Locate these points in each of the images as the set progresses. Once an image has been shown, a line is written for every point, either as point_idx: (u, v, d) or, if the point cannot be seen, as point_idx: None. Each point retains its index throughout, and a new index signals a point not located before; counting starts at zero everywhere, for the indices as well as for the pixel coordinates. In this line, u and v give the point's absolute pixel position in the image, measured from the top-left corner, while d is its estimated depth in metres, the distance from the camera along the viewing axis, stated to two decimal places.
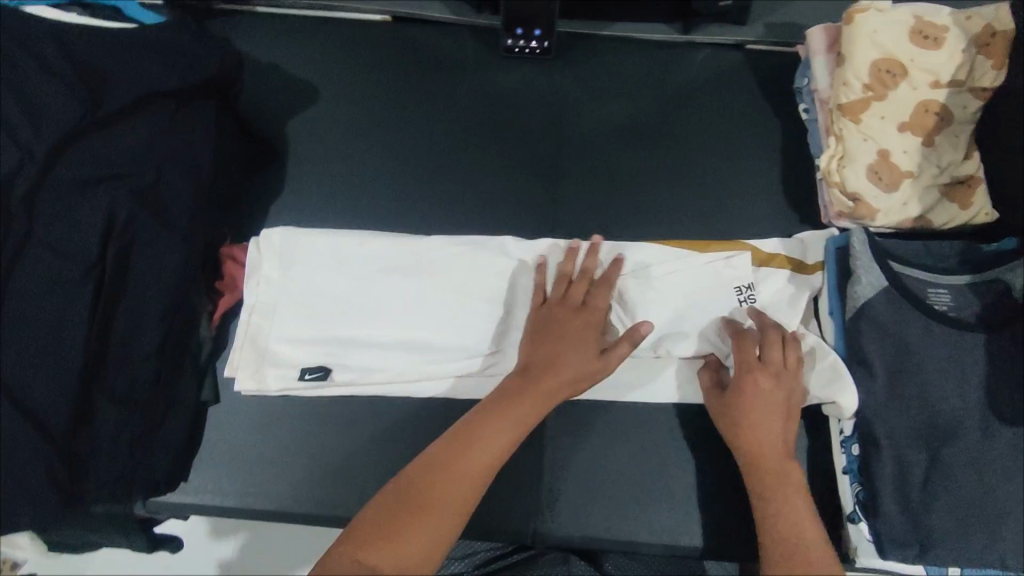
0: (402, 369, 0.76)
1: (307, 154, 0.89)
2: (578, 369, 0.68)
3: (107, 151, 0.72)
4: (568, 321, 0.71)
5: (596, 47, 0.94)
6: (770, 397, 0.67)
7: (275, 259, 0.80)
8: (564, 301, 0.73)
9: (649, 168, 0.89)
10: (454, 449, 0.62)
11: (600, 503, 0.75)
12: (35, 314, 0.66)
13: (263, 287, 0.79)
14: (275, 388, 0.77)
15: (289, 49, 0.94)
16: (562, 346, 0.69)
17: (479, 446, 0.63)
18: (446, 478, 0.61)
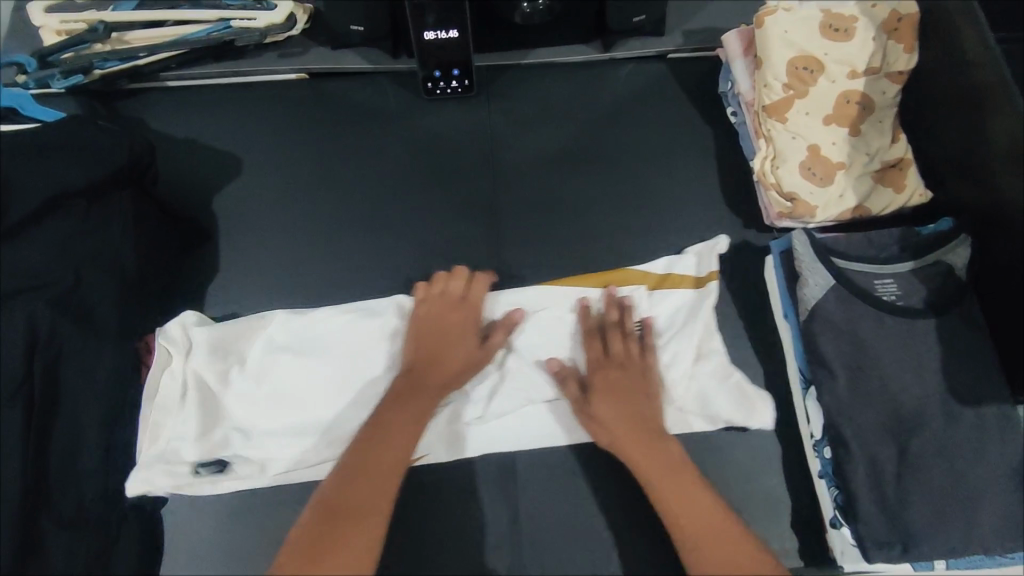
0: (327, 448, 0.74)
1: (239, 228, 0.86)
2: (463, 359, 0.73)
3: (21, 262, 0.69)
4: (447, 316, 0.75)
5: (518, 77, 0.93)
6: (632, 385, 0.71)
7: (191, 346, 0.75)
8: (447, 301, 0.77)
9: (587, 193, 0.88)
10: (359, 465, 0.64)
11: (584, 547, 0.74)
12: None
13: (169, 378, 0.74)
14: (167, 489, 0.71)
15: (206, 121, 0.91)
16: (450, 346, 0.74)
17: (382, 457, 0.65)
18: (359, 494, 0.62)
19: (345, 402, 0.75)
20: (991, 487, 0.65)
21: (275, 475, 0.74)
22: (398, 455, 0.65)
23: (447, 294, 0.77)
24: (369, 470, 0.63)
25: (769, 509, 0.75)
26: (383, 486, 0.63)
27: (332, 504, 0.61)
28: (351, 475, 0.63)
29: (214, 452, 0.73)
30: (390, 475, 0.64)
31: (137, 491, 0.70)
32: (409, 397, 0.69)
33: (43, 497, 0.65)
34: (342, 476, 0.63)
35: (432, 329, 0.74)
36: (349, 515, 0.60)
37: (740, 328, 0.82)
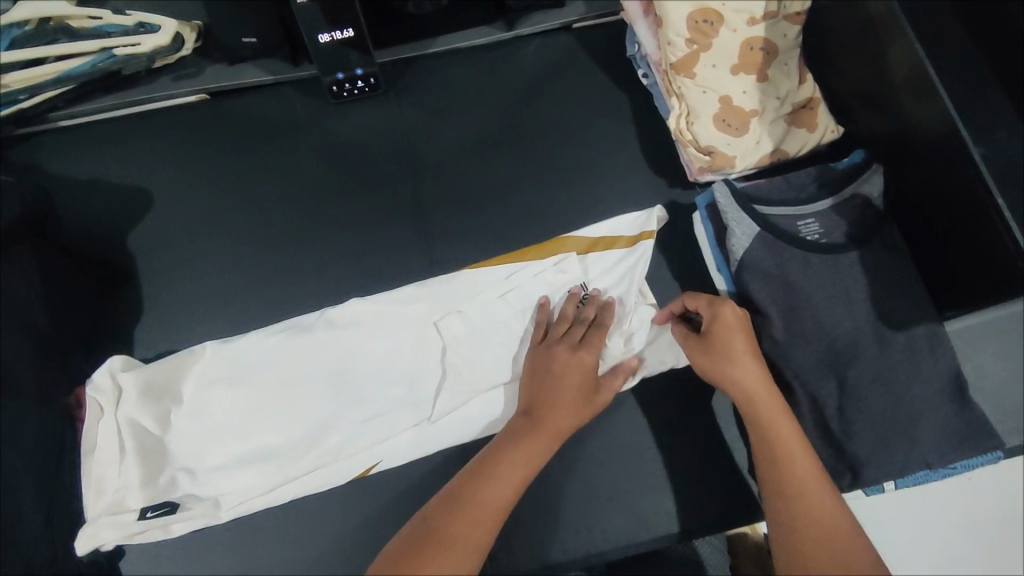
0: (288, 469, 0.73)
1: (159, 263, 0.83)
2: (573, 411, 0.67)
3: None
4: (568, 364, 0.70)
5: (426, 68, 0.91)
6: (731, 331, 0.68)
7: (132, 394, 0.72)
8: (552, 345, 0.72)
9: (511, 175, 0.87)
10: (458, 499, 0.60)
11: (554, 524, 0.75)
12: None
13: (107, 429, 0.71)
14: (117, 540, 0.69)
15: (106, 157, 0.87)
16: (558, 392, 0.68)
17: (482, 493, 0.60)
18: (455, 526, 0.58)
19: (291, 428, 0.74)
20: (927, 404, 0.67)
21: (231, 509, 0.72)
22: (505, 475, 0.62)
23: (568, 338, 0.73)
24: (469, 506, 0.59)
25: (726, 457, 0.77)
26: (481, 520, 0.59)
27: (422, 537, 0.57)
28: (420, 541, 0.57)
29: (162, 494, 0.71)
30: (493, 511, 0.60)
31: (88, 547, 0.68)
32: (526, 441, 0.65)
33: None
34: (444, 505, 0.60)
35: (557, 363, 0.70)
36: (439, 542, 0.56)
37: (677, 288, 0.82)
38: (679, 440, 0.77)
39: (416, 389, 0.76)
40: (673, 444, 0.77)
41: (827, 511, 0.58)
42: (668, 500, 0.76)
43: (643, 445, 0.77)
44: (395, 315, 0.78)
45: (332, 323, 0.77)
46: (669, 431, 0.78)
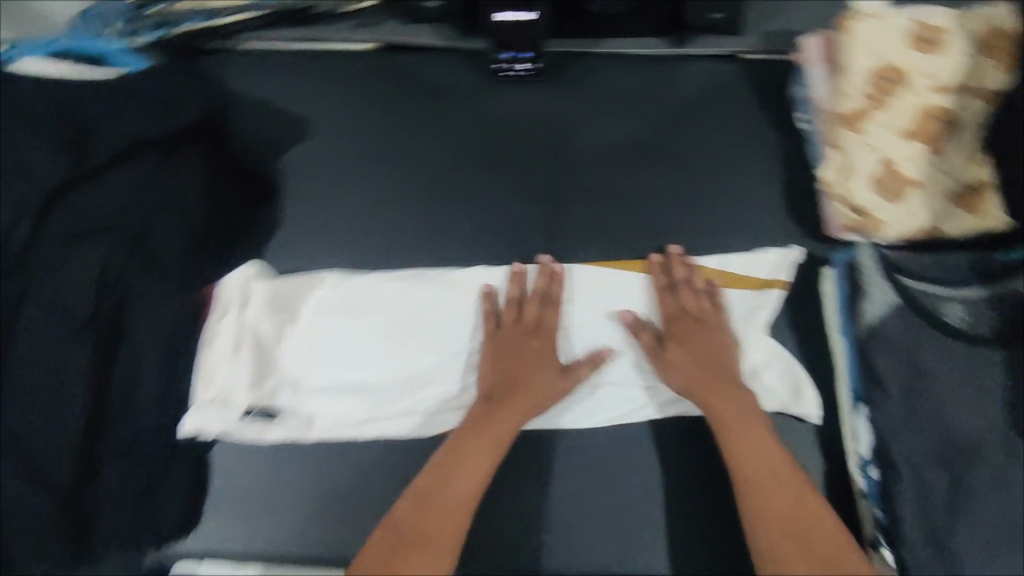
0: (375, 408, 0.75)
1: (300, 187, 0.85)
2: (539, 398, 0.74)
3: (97, 203, 0.73)
4: (526, 347, 0.77)
5: (587, 65, 0.92)
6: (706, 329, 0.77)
7: (261, 302, 0.77)
8: (513, 329, 0.77)
9: (646, 188, 0.87)
10: (436, 487, 0.69)
11: (615, 538, 0.73)
12: (39, 365, 0.69)
13: (229, 326, 0.76)
14: (213, 432, 0.73)
15: (274, 81, 0.92)
16: (500, 379, 0.75)
17: (440, 498, 0.68)
18: (415, 527, 0.67)
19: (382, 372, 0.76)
20: None
21: (320, 431, 0.75)
22: (473, 468, 0.70)
23: (523, 321, 0.78)
24: (439, 492, 0.69)
25: None
26: (442, 520, 0.67)
27: (390, 542, 0.66)
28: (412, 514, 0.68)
29: (262, 400, 0.75)
30: (458, 511, 0.68)
31: (189, 431, 0.72)
32: (480, 424, 0.72)
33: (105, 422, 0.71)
34: (406, 507, 0.68)
35: (511, 348, 0.77)
36: (414, 541, 0.66)
37: (792, 339, 0.79)
38: None
39: (507, 367, 0.76)
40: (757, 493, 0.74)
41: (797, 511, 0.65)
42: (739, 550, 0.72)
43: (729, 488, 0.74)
44: (508, 291, 0.80)
45: (451, 283, 0.80)
46: None
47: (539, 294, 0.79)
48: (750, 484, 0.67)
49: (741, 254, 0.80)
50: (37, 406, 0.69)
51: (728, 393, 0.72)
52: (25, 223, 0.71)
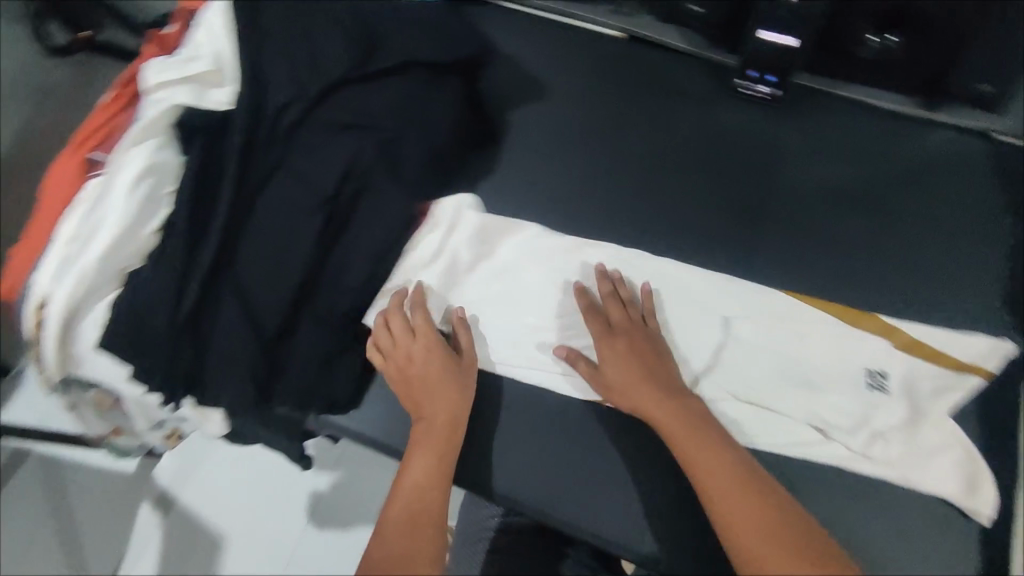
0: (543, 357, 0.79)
1: (521, 141, 0.91)
2: (657, 405, 0.72)
3: (365, 105, 0.82)
4: (610, 343, 0.76)
5: (827, 103, 0.92)
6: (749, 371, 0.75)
7: (470, 234, 0.84)
8: (609, 330, 0.77)
9: (859, 236, 0.85)
10: (403, 506, 0.71)
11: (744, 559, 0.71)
12: (277, 224, 0.78)
13: (446, 239, 0.83)
14: None
15: (524, 40, 0.98)
16: (627, 380, 0.74)
17: (410, 512, 0.71)
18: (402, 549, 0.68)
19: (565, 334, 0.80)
20: None
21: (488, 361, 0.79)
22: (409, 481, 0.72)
23: (603, 318, 0.78)
24: (410, 510, 0.71)
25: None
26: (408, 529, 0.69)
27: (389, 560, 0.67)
28: (386, 530, 0.70)
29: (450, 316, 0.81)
30: (428, 521, 0.70)
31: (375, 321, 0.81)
32: (423, 430, 0.73)
33: (313, 291, 0.79)
34: (391, 528, 0.70)
35: (406, 357, 0.76)
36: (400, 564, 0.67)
37: (978, 430, 0.76)
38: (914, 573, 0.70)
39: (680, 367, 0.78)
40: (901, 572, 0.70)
41: (745, 525, 0.64)
42: None
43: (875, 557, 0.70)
44: (692, 289, 0.81)
45: (647, 266, 0.82)
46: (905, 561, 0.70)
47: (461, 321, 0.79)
48: (718, 492, 0.66)
49: (943, 330, 0.78)
50: (265, 260, 0.77)
51: (683, 441, 0.69)
52: (299, 103, 0.81)
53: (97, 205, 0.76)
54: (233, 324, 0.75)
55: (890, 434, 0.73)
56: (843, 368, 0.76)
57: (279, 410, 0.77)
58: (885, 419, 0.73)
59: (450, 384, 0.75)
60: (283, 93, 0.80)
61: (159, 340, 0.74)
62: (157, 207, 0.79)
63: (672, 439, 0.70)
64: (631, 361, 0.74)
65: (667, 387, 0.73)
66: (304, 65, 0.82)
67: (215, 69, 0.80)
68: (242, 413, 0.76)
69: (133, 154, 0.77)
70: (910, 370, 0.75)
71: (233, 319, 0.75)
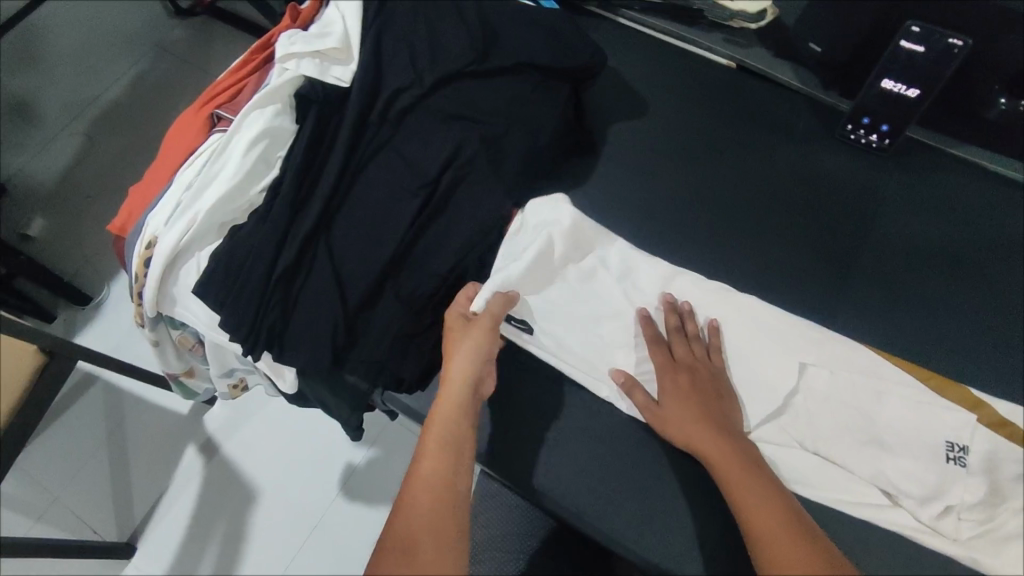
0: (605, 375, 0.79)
1: (617, 155, 0.92)
2: (717, 442, 0.70)
3: (475, 99, 0.84)
4: (671, 373, 0.75)
5: (938, 161, 0.89)
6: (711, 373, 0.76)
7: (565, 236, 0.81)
8: (677, 361, 0.76)
9: (955, 301, 0.82)
10: (433, 483, 0.67)
11: None
12: (375, 200, 0.82)
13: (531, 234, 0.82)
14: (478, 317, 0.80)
15: (633, 57, 0.99)
16: (684, 412, 0.72)
17: (440, 489, 0.67)
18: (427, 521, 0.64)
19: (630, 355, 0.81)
20: None
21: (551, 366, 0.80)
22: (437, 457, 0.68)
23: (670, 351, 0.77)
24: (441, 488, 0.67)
25: None
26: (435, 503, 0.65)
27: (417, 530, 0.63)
28: (414, 504, 0.65)
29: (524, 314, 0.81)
30: (456, 505, 0.66)
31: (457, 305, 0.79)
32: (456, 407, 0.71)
33: (398, 270, 0.81)
34: (417, 497, 0.66)
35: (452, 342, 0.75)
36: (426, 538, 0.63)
37: None
38: None
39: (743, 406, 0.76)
40: None
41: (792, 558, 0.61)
42: None
43: None
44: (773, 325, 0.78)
45: (726, 297, 0.80)
46: None
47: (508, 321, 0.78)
48: (758, 515, 0.64)
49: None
50: (360, 234, 0.80)
51: (723, 465, 0.68)
52: (414, 89, 0.84)
53: (216, 158, 0.82)
54: (321, 289, 0.78)
55: (963, 511, 0.69)
56: (922, 436, 0.71)
57: (349, 379, 0.79)
58: (961, 495, 0.69)
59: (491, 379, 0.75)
60: (401, 78, 0.84)
61: (250, 292, 0.77)
62: (266, 168, 0.83)
63: (717, 464, 0.69)
64: (691, 389, 0.73)
65: (720, 420, 0.72)
66: (424, 54, 0.85)
67: (342, 48, 0.85)
68: (315, 377, 0.79)
69: (256, 118, 0.83)
70: (994, 448, 0.70)
71: (322, 284, 0.78)
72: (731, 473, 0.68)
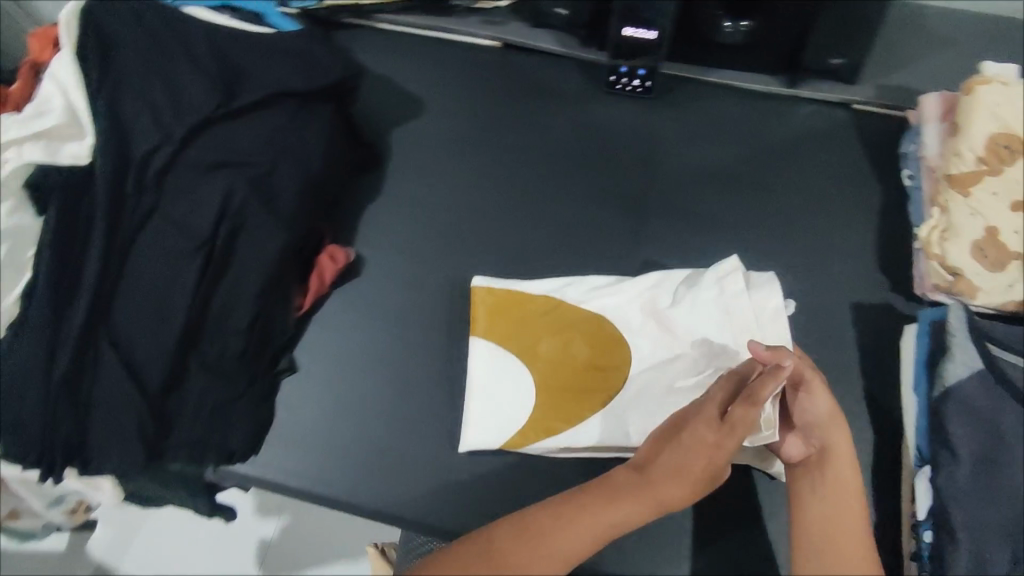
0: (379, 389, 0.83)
1: (406, 163, 0.93)
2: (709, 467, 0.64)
3: (233, 142, 0.80)
4: (701, 453, 0.65)
5: (698, 91, 0.95)
6: (705, 446, 0.64)
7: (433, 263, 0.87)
8: (698, 432, 0.65)
9: (737, 216, 0.88)
10: (562, 512, 0.64)
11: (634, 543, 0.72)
12: (152, 276, 0.75)
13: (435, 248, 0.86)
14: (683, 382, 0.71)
15: (404, 61, 0.99)
16: (679, 469, 0.65)
17: (552, 527, 0.63)
18: (522, 559, 0.62)
19: (343, 364, 0.84)
20: None
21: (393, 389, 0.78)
22: (602, 516, 0.64)
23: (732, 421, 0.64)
24: (560, 510, 0.64)
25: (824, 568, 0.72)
26: (549, 557, 0.62)
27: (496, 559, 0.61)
28: (516, 530, 0.63)
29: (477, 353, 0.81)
30: (582, 524, 0.63)
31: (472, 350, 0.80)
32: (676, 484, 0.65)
33: (196, 338, 0.76)
34: (514, 540, 0.62)
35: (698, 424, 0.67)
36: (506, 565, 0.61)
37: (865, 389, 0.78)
38: None
39: (501, 388, 0.80)
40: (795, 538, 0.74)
41: (856, 547, 0.62)
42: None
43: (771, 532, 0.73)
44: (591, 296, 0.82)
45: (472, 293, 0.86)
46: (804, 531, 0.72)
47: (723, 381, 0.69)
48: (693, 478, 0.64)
49: (725, 302, 0.80)
50: (142, 316, 0.74)
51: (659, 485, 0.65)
52: (165, 149, 0.77)
53: None
54: (110, 381, 0.71)
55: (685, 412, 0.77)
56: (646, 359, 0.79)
57: (172, 467, 0.75)
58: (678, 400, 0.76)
59: (702, 485, 0.65)
60: (147, 139, 0.77)
61: (38, 412, 0.70)
62: (18, 274, 0.74)
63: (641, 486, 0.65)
64: (687, 468, 0.65)
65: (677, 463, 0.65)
66: (166, 106, 0.78)
67: (70, 124, 0.76)
68: (134, 475, 0.73)
69: None
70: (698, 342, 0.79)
71: (108, 379, 0.72)
72: (696, 466, 0.64)
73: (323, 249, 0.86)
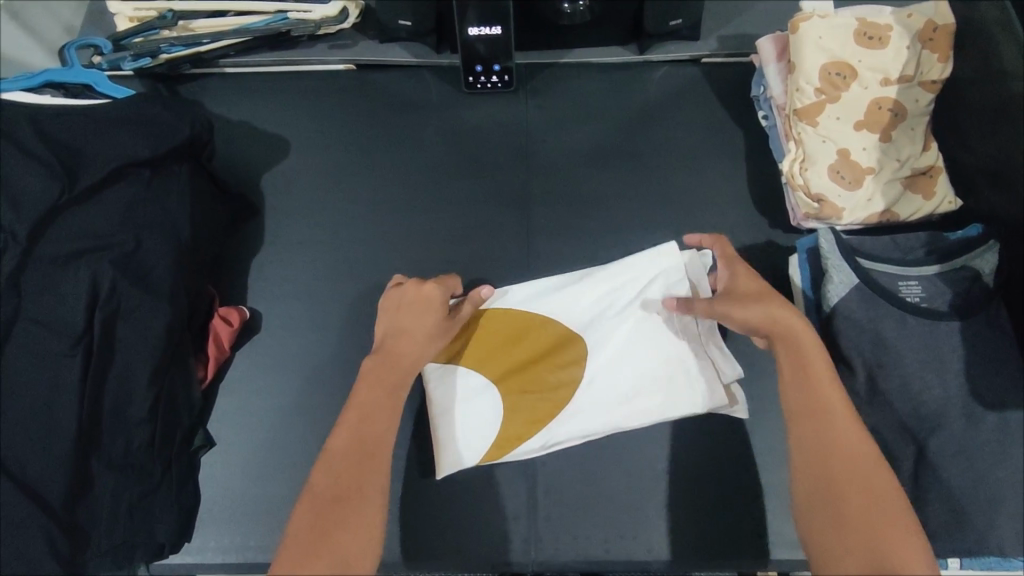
0: (304, 441, 0.81)
1: (286, 207, 0.92)
2: (422, 343, 0.72)
3: (87, 226, 0.74)
4: (419, 317, 0.73)
5: (556, 75, 0.97)
6: (424, 296, 0.74)
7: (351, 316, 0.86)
8: (400, 294, 0.75)
9: (616, 188, 0.91)
10: (361, 420, 0.66)
11: (576, 522, 0.78)
12: (29, 389, 0.69)
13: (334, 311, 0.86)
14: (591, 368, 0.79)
15: (260, 104, 0.97)
16: (405, 333, 0.72)
17: (365, 435, 0.65)
18: (349, 479, 0.62)
19: (264, 427, 0.82)
20: (1012, 489, 0.66)
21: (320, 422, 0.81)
22: (383, 402, 0.68)
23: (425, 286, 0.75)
24: (360, 421, 0.66)
25: (751, 497, 0.78)
26: (375, 462, 0.64)
27: (325, 500, 0.60)
28: (336, 459, 0.63)
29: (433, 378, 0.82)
30: (385, 421, 0.67)
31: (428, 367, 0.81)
32: (377, 379, 0.69)
33: (95, 442, 0.71)
34: (336, 466, 0.63)
35: (394, 322, 0.73)
36: (343, 498, 0.60)
37: None
38: (747, 475, 0.79)
39: (474, 408, 0.79)
40: (734, 479, 0.79)
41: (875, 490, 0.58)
42: (711, 525, 0.77)
43: (705, 480, 0.79)
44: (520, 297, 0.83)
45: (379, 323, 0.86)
46: (731, 472, 0.79)
47: (440, 283, 0.76)
48: (395, 349, 0.71)
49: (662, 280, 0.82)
50: (24, 433, 0.68)
51: (397, 356, 0.71)
52: (10, 252, 0.71)
53: None
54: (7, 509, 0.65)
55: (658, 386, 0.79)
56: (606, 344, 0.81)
57: None
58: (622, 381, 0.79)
59: (430, 330, 0.73)
60: None
61: None
62: None
63: (385, 358, 0.71)
64: (410, 325, 0.73)
65: (401, 340, 0.72)
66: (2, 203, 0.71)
67: None
68: None
69: None
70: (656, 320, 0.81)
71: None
72: (405, 333, 0.72)
73: (214, 315, 0.84)
